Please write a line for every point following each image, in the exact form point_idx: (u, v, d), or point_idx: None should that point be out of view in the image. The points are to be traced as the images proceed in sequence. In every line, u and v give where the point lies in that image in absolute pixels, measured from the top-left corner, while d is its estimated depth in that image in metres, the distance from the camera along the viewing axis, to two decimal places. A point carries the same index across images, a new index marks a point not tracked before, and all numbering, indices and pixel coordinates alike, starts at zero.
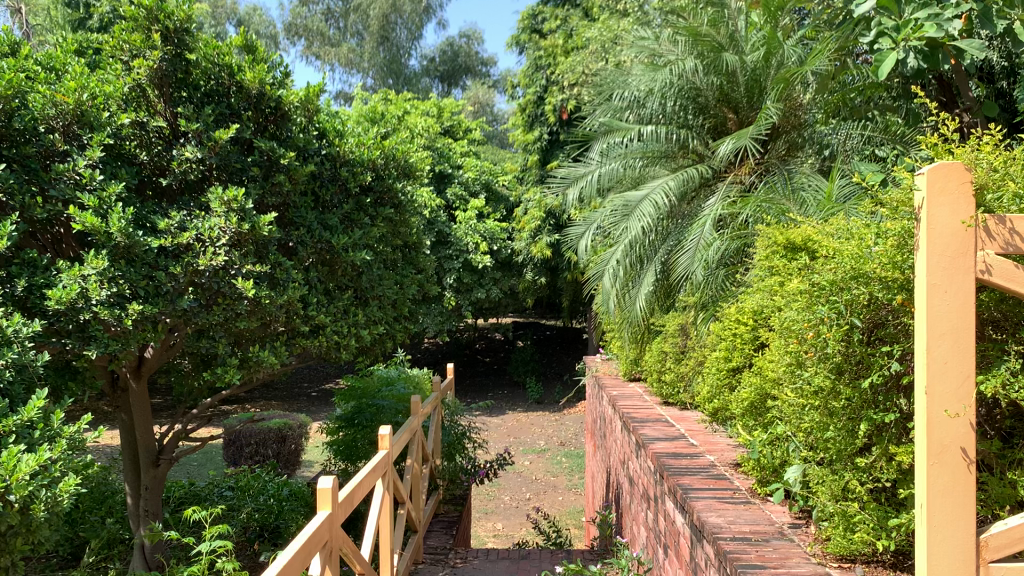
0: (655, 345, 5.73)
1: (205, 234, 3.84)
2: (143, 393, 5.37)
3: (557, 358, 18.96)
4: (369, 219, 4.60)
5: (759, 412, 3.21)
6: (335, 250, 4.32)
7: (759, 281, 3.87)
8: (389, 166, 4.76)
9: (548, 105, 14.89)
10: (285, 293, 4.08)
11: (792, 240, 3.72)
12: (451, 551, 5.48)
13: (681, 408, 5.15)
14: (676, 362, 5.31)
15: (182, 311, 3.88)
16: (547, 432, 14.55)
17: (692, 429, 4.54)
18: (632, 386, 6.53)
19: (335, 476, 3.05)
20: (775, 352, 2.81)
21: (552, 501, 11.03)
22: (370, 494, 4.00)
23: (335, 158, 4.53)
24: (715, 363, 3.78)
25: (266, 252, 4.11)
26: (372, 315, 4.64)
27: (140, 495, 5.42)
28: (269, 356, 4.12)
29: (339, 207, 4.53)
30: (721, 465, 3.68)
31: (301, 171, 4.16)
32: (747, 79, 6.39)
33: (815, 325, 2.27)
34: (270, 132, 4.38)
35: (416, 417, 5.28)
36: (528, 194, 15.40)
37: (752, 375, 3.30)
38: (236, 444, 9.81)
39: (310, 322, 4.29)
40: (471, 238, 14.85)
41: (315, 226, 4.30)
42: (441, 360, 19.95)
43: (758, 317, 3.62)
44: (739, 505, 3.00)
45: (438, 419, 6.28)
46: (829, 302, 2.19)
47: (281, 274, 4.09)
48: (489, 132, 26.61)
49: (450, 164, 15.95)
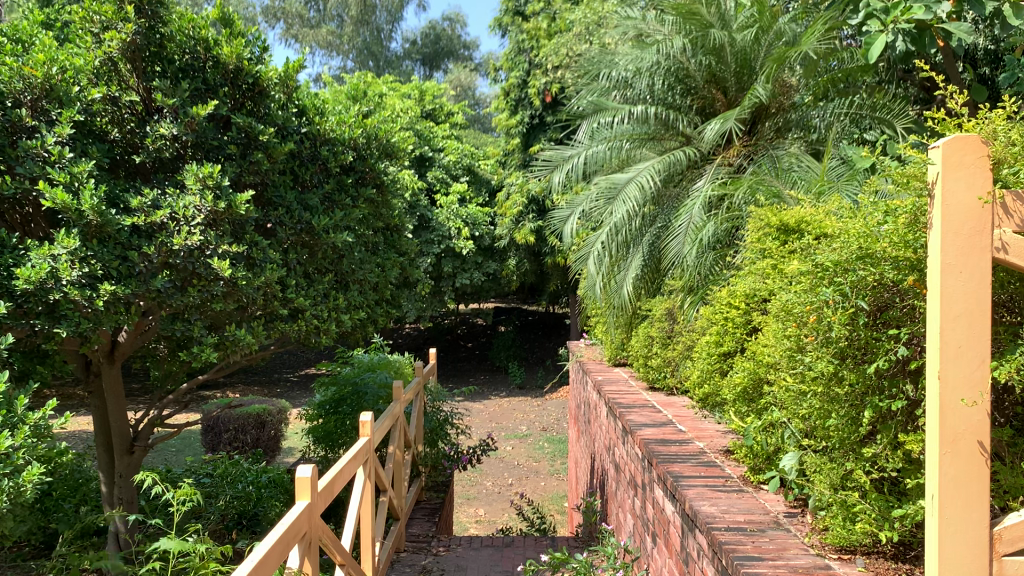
0: (641, 330, 5.64)
1: (180, 213, 3.71)
2: (117, 378, 5.23)
3: (539, 344, 18.88)
4: (351, 200, 4.46)
5: (751, 399, 3.12)
6: (315, 231, 4.18)
7: (751, 264, 3.79)
8: (372, 145, 4.62)
9: (532, 88, 14.75)
10: (262, 275, 3.95)
11: (786, 222, 3.63)
12: (434, 539, 5.38)
13: (668, 393, 5.07)
14: (663, 348, 5.23)
15: (156, 292, 3.74)
16: (529, 418, 14.49)
17: (681, 415, 4.45)
18: (617, 371, 6.44)
19: (314, 465, 2.91)
20: (771, 336, 2.72)
21: (534, 488, 10.96)
22: (351, 482, 3.89)
23: (316, 136, 4.39)
24: (705, 348, 3.66)
25: (243, 232, 3.98)
26: (353, 300, 4.51)
27: (114, 482, 5.29)
28: (245, 339, 3.99)
29: (319, 187, 4.39)
30: (710, 452, 3.60)
31: (279, 149, 4.02)
32: (736, 57, 6.26)
33: (818, 306, 2.17)
34: (246, 108, 4.20)
35: (398, 403, 5.17)
36: (511, 177, 15.27)
37: (745, 359, 3.20)
38: (214, 432, 9.54)
39: (289, 306, 4.16)
40: (453, 223, 14.75)
41: (295, 206, 4.17)
42: (422, 346, 19.82)
43: (751, 301, 3.53)
44: (732, 494, 2.92)
45: (421, 405, 6.17)
46: (834, 283, 2.09)
47: (258, 255, 3.95)
48: (471, 117, 26.46)
49: (432, 146, 15.79)
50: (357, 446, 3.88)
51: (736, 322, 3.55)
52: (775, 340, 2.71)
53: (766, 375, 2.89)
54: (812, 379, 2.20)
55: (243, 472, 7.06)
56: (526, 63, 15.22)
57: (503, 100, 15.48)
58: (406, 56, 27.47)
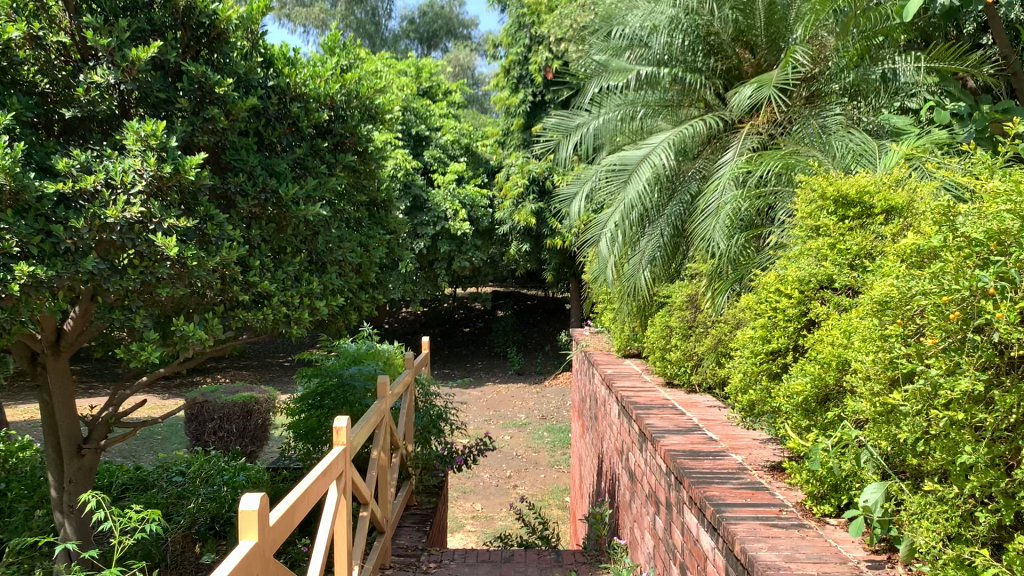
0: (657, 319, 5.03)
1: (116, 178, 3.10)
2: (66, 370, 4.63)
3: (538, 329, 18.25)
4: (327, 168, 3.84)
5: (813, 410, 2.50)
6: (282, 202, 3.56)
7: (802, 241, 3.15)
8: (353, 104, 4.00)
9: (533, 64, 14.06)
10: (217, 254, 3.34)
11: (847, 191, 2.99)
12: (425, 552, 4.75)
13: (688, 391, 4.48)
14: (683, 339, 4.67)
15: (88, 274, 3.10)
16: (528, 405, 13.90)
17: (708, 419, 3.84)
18: (628, 364, 5.83)
19: (266, 491, 2.29)
20: (868, 339, 2.09)
21: (533, 481, 10.37)
22: (323, 499, 3.26)
23: (285, 91, 3.73)
24: (749, 344, 3.00)
25: (195, 203, 3.36)
26: (330, 284, 3.88)
27: (65, 486, 4.68)
28: (196, 332, 3.35)
29: (288, 151, 3.74)
30: (752, 469, 3.00)
31: (240, 104, 3.39)
32: (767, 15, 5.59)
33: (962, 295, 1.69)
34: (199, 56, 3.57)
35: (384, 400, 4.55)
36: (510, 157, 14.58)
37: (810, 360, 2.57)
38: (199, 420, 8.99)
39: (251, 290, 3.54)
40: (449, 204, 14.15)
41: (259, 172, 3.52)
42: (418, 330, 19.22)
43: (806, 287, 2.88)
44: (792, 532, 2.29)
45: (411, 400, 5.56)
46: (995, 266, 1.62)
47: (212, 229, 3.33)
48: (470, 97, 25.78)
49: (427, 125, 15.20)
50: (329, 457, 3.25)
51: (786, 313, 2.88)
52: (869, 338, 2.09)
53: (852, 379, 2.26)
54: (944, 397, 1.67)
55: (218, 472, 6.47)
56: (527, 38, 14.48)
57: (503, 77, 14.73)
58: (404, 35, 26.73)
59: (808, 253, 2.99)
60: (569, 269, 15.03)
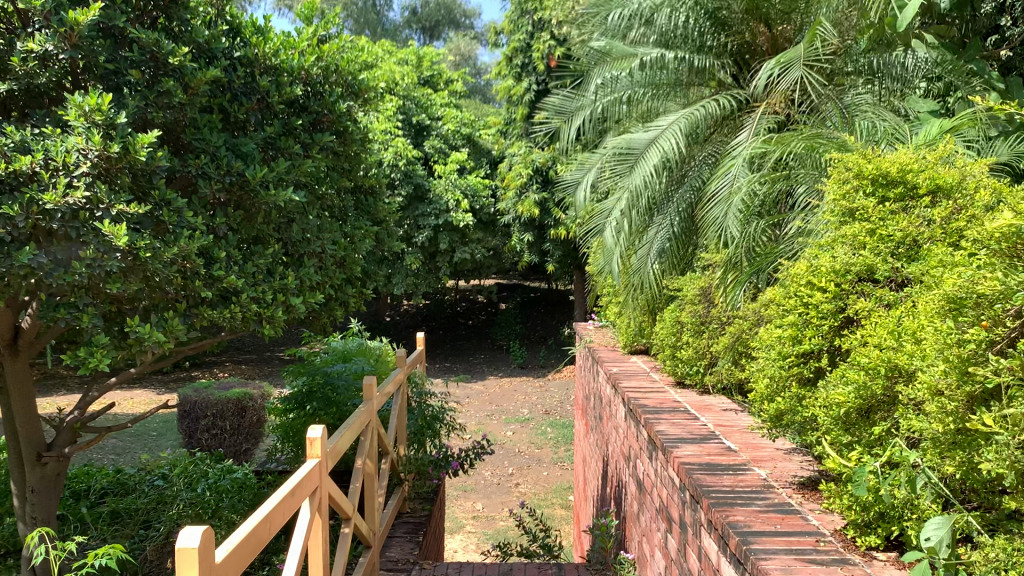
0: (667, 314, 4.65)
1: (57, 159, 2.73)
2: (26, 372, 4.27)
3: (541, 321, 17.88)
4: (302, 149, 3.47)
5: (856, 425, 2.13)
6: (250, 186, 3.20)
7: (834, 227, 2.77)
8: (331, 79, 3.64)
9: (536, 52, 13.64)
10: (176, 244, 2.98)
11: (887, 170, 2.61)
12: (416, 566, 4.40)
13: (701, 392, 4.12)
14: (696, 336, 4.32)
15: (26, 268, 2.73)
16: (531, 400, 13.54)
17: (725, 426, 3.48)
18: (633, 361, 5.46)
19: (211, 524, 1.81)
20: (944, 349, 1.73)
21: (536, 479, 10.02)
22: (294, 518, 2.89)
23: (253, 63, 3.37)
24: (777, 346, 2.62)
25: (150, 187, 3.00)
26: (307, 278, 3.52)
27: (29, 496, 4.33)
28: (150, 335, 2.98)
29: (258, 130, 3.37)
30: (779, 487, 2.63)
31: (199, 76, 3.03)
32: None
33: None
34: (156, 23, 3.19)
35: (371, 403, 4.19)
36: (513, 147, 14.18)
37: (852, 366, 2.21)
38: (191, 417, 8.58)
39: (216, 286, 3.18)
40: (450, 194, 13.78)
41: (223, 152, 3.16)
42: (419, 323, 18.86)
43: (844, 279, 2.51)
44: (836, 571, 1.91)
45: (403, 400, 5.21)
46: None
47: (170, 217, 2.97)
48: (471, 86, 25.37)
49: (428, 114, 14.84)
50: (302, 471, 2.88)
51: (820, 308, 2.50)
52: (945, 344, 1.74)
53: (914, 392, 1.89)
54: None
55: (203, 475, 6.12)
56: (530, 25, 14.04)
57: (504, 65, 14.30)
58: (404, 26, 26.32)
59: (842, 240, 2.62)
60: (573, 261, 14.64)
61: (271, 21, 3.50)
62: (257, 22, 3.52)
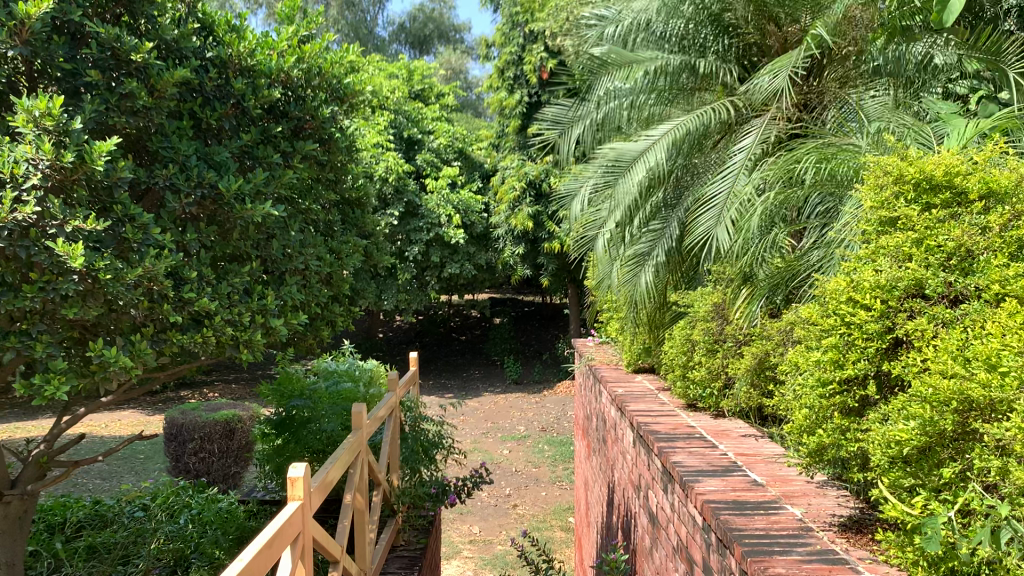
0: (676, 332, 4.35)
1: (4, 170, 2.42)
2: None
3: (536, 335, 17.57)
4: (281, 158, 3.19)
5: (918, 465, 1.85)
6: (224, 199, 2.90)
7: (870, 237, 2.46)
8: (313, 82, 3.36)
9: (528, 64, 13.37)
10: (141, 263, 2.67)
11: (930, 174, 2.31)
12: None
13: (715, 416, 3.84)
14: (708, 355, 4.04)
15: None
16: (528, 417, 13.21)
17: (748, 457, 3.18)
18: (639, 381, 5.16)
19: None
20: None
21: (534, 499, 9.69)
22: (275, 569, 2.57)
23: (227, 64, 3.07)
24: (813, 373, 2.32)
25: (109, 200, 2.72)
26: (289, 297, 3.22)
27: None
28: (115, 360, 2.67)
29: (234, 137, 3.08)
30: (819, 530, 2.34)
31: (166, 77, 2.74)
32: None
33: None
34: (119, 21, 2.91)
35: (360, 433, 3.88)
36: (505, 160, 13.89)
37: (911, 399, 1.91)
38: (178, 439, 8.18)
39: (187, 309, 2.88)
40: (443, 209, 13.49)
41: (194, 162, 2.86)
42: (412, 340, 18.54)
43: (890, 295, 2.22)
44: None
45: (396, 426, 4.90)
46: None
47: (134, 233, 2.67)
48: (462, 99, 25.21)
49: (420, 128, 14.57)
50: (282, 515, 2.57)
51: (865, 328, 2.20)
52: None
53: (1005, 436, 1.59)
54: None
55: (188, 506, 5.78)
56: (522, 37, 13.76)
57: (496, 78, 14.03)
58: (393, 40, 26.16)
59: (883, 251, 2.32)
60: (568, 275, 14.33)
61: (247, 19, 3.21)
62: (232, 20, 3.22)
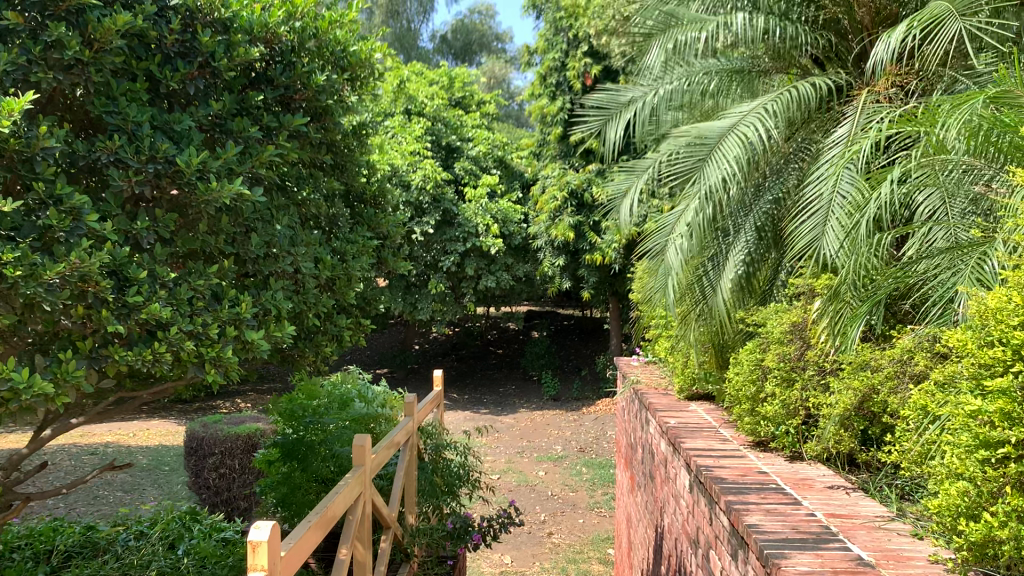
0: (744, 355, 3.66)
1: None
2: None
3: (575, 350, 16.85)
4: (262, 134, 2.60)
5: None
6: (184, 178, 2.30)
7: None
8: (307, 46, 2.81)
9: (571, 70, 12.71)
10: (67, 258, 2.06)
11: None
12: None
13: (792, 460, 3.15)
14: (785, 385, 3.35)
15: None
16: (566, 436, 12.49)
17: (845, 520, 2.48)
18: (694, 410, 4.47)
19: None
20: None
21: (570, 528, 8.97)
22: None
23: (195, 16, 2.49)
24: (983, 430, 1.69)
25: (31, 175, 2.12)
26: (270, 304, 2.61)
27: None
28: (31, 385, 2.04)
29: (202, 106, 2.49)
30: None
31: (107, 22, 2.15)
32: None
33: None
34: None
35: (364, 470, 3.22)
36: (547, 170, 13.24)
37: None
38: (198, 454, 7.51)
39: (133, 319, 2.25)
40: (481, 218, 12.88)
41: (146, 131, 2.26)
42: (448, 352, 17.97)
43: None
44: None
45: (411, 456, 4.23)
46: None
47: (58, 217, 2.06)
48: (504, 110, 24.69)
49: (459, 135, 14.01)
50: None
51: None
52: None
53: None
54: None
55: (189, 535, 5.17)
56: (566, 43, 12.94)
57: (538, 84, 13.39)
58: (434, 52, 25.74)
59: None
60: (610, 288, 13.60)
61: None
62: None
